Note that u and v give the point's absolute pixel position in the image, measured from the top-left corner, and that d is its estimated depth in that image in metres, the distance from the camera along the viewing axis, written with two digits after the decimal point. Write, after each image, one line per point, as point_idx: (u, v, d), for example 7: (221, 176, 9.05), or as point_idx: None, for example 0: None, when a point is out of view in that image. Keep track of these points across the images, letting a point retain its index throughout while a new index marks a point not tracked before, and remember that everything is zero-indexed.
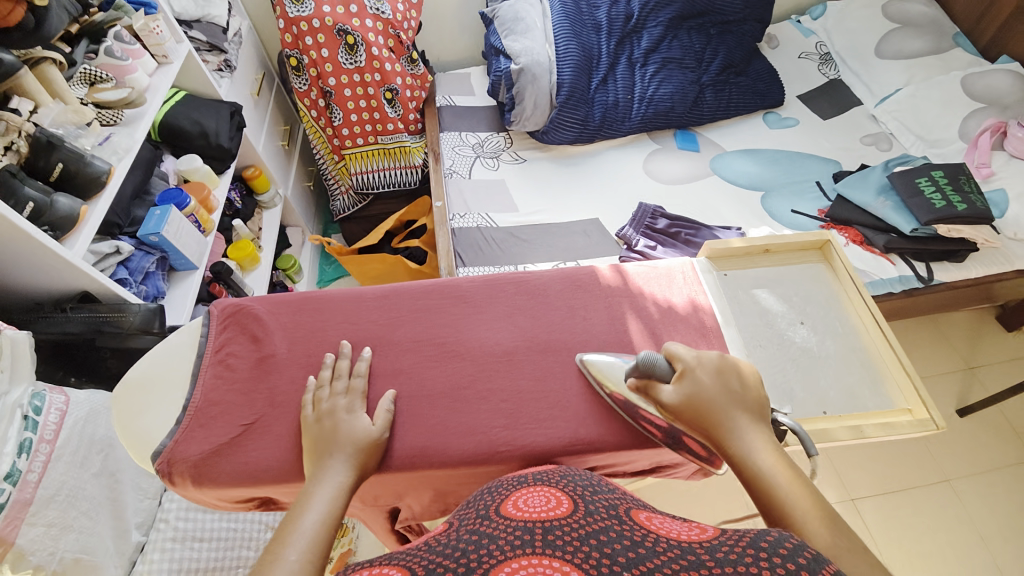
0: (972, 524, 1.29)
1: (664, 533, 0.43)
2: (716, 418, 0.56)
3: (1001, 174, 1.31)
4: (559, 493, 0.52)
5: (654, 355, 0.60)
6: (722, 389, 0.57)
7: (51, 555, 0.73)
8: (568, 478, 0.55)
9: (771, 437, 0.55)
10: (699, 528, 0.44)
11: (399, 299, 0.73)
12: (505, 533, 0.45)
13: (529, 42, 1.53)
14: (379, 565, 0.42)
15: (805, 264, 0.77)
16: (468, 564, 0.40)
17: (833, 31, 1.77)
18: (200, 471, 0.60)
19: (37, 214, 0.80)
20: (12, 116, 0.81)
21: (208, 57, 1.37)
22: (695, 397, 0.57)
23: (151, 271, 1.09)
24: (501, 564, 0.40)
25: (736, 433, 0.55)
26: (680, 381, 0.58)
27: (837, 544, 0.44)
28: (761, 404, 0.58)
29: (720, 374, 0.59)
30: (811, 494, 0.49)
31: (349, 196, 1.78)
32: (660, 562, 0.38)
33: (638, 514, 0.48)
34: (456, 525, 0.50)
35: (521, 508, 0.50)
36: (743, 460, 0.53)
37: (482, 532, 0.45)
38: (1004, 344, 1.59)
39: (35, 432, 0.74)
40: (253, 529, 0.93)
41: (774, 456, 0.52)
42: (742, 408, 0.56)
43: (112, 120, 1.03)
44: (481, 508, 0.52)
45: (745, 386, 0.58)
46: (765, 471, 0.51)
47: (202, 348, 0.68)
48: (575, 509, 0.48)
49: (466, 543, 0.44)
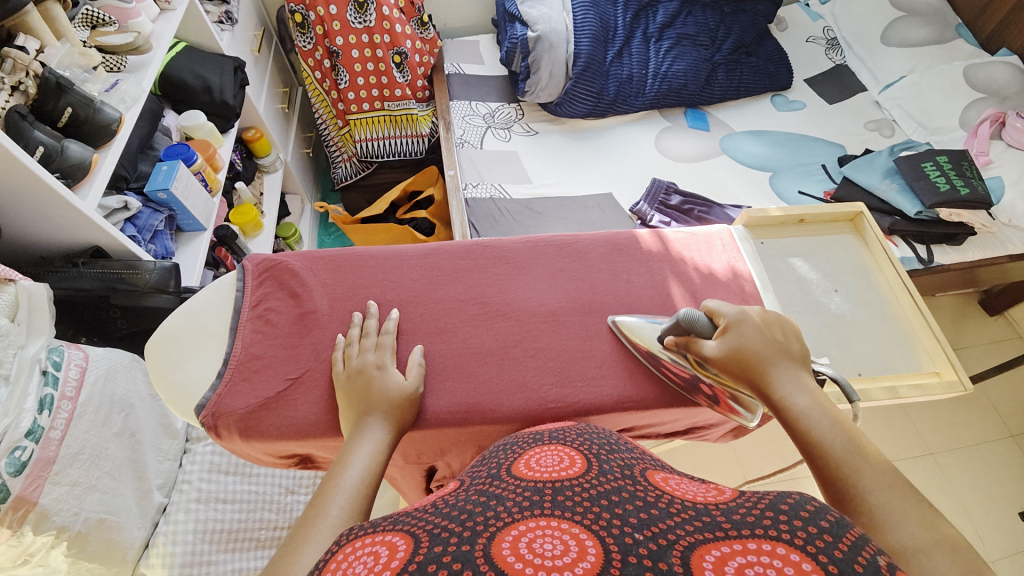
0: (954, 495, 1.37)
1: (680, 495, 0.38)
2: (761, 366, 0.57)
3: (998, 163, 1.35)
4: (572, 451, 0.47)
5: (695, 313, 0.60)
6: (767, 340, 0.58)
7: (75, 515, 0.74)
8: (584, 436, 0.51)
9: (813, 384, 0.57)
10: (717, 490, 0.40)
11: (440, 259, 0.73)
12: (512, 494, 0.39)
13: (546, 9, 1.50)
14: (380, 531, 0.36)
15: (837, 234, 0.87)
16: (471, 528, 0.34)
17: (841, 15, 1.77)
18: (248, 424, 0.60)
19: (48, 159, 0.75)
20: (19, 54, 0.74)
21: (209, 7, 1.29)
22: (741, 348, 0.57)
23: (160, 230, 1.04)
24: (505, 528, 0.34)
25: (781, 379, 0.56)
26: (725, 333, 0.59)
27: (881, 481, 0.47)
28: (802, 354, 0.59)
29: (765, 327, 0.60)
30: (853, 435, 0.51)
31: (352, 163, 1.71)
32: (673, 525, 0.34)
33: (654, 474, 0.43)
34: (466, 483, 0.44)
35: (533, 468, 0.44)
36: (786, 403, 0.54)
37: (489, 493, 0.39)
38: (985, 328, 1.68)
39: (56, 388, 0.72)
40: (275, 492, 1.03)
41: (818, 401, 0.54)
42: (786, 358, 0.58)
43: (117, 67, 0.96)
44: (492, 467, 0.46)
45: (788, 338, 0.60)
46: (810, 413, 0.53)
47: (239, 303, 0.68)
48: (589, 468, 0.43)
49: (469, 505, 0.37)
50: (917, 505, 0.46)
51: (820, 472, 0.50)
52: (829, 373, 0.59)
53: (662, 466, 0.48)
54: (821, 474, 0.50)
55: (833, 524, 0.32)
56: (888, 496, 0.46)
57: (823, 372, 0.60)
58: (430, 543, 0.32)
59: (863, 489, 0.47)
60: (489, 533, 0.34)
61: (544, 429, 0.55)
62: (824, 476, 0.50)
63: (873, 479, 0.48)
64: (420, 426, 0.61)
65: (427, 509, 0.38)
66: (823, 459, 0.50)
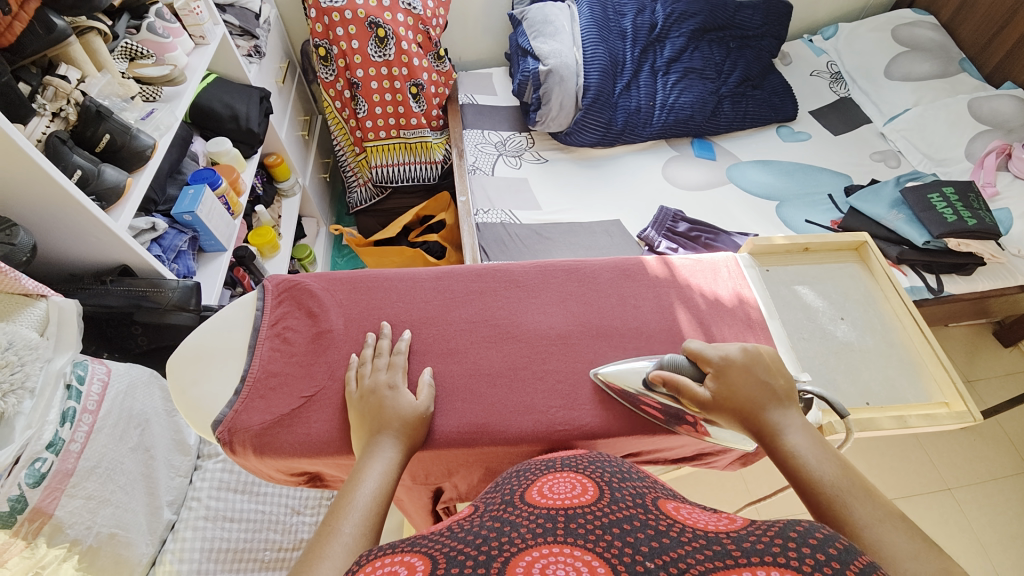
0: (973, 532, 1.32)
1: (691, 524, 0.38)
2: (753, 410, 0.57)
3: (1006, 194, 1.35)
4: (585, 479, 0.47)
5: (678, 358, 0.63)
6: (756, 384, 0.59)
7: (88, 528, 0.76)
8: (597, 463, 0.50)
9: (806, 422, 0.57)
10: (728, 518, 0.39)
11: (452, 282, 0.76)
12: (527, 520, 0.39)
13: (557, 45, 1.56)
14: (399, 551, 0.37)
15: (843, 262, 0.88)
16: (488, 551, 0.35)
17: (844, 51, 1.82)
18: (262, 441, 0.62)
19: (84, 182, 0.79)
20: (62, 83, 0.80)
21: (240, 41, 1.36)
22: (734, 393, 0.58)
23: (182, 250, 1.08)
24: (520, 553, 0.35)
25: (774, 420, 0.56)
26: (716, 378, 0.59)
27: (875, 516, 0.47)
28: (792, 393, 0.60)
29: (754, 369, 0.60)
30: (845, 470, 0.52)
31: (367, 188, 1.75)
32: (684, 553, 0.34)
33: (666, 503, 0.43)
34: (480, 509, 0.44)
35: (546, 495, 0.44)
36: (778, 443, 0.55)
37: (504, 518, 0.40)
38: (1000, 359, 1.65)
39: (78, 402, 0.75)
40: (281, 513, 1.03)
41: (811, 439, 0.55)
42: (776, 400, 0.58)
43: (153, 97, 1.02)
44: (505, 494, 0.46)
45: (776, 378, 0.60)
46: (800, 450, 0.54)
47: (258, 322, 0.70)
48: (601, 496, 0.42)
49: (484, 530, 0.38)
50: (912, 539, 0.45)
51: (816, 508, 0.50)
52: (818, 392, 0.62)
53: (673, 494, 0.47)
54: (816, 511, 0.50)
55: (840, 550, 0.33)
56: (883, 530, 0.46)
57: (810, 393, 0.62)
58: (446, 564, 0.33)
59: (856, 525, 0.47)
60: (505, 557, 0.34)
61: (556, 457, 0.55)
62: (818, 513, 0.50)
63: (867, 514, 0.47)
64: (430, 445, 0.62)
65: (444, 533, 0.39)
66: (816, 496, 0.50)
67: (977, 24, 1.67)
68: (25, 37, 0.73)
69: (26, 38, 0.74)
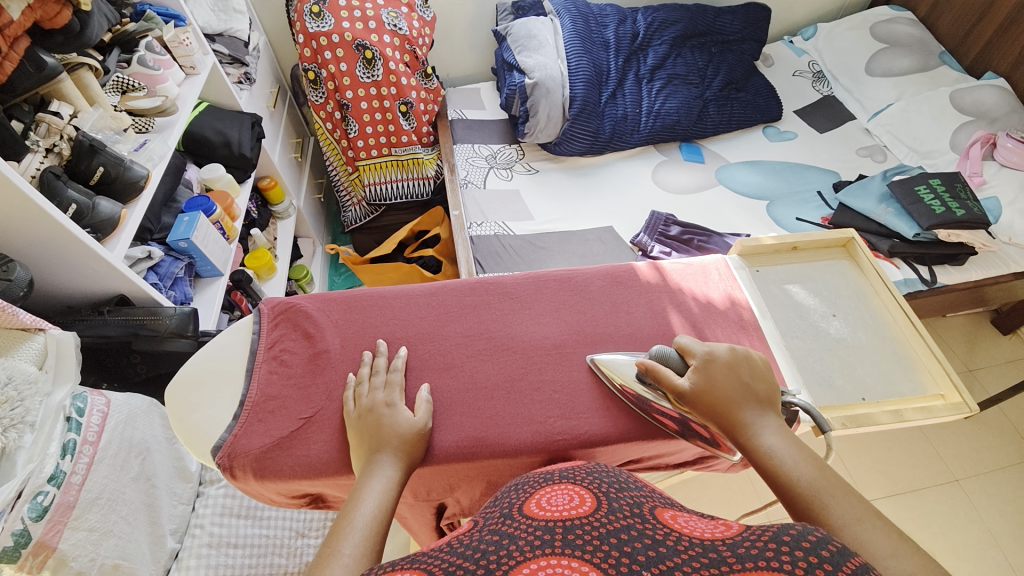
0: (982, 522, 1.32)
1: (688, 532, 0.38)
2: (730, 409, 0.57)
3: (993, 183, 1.37)
4: (582, 490, 0.47)
5: (666, 349, 0.64)
6: (736, 382, 0.59)
7: (92, 561, 0.75)
8: (595, 474, 0.51)
9: (782, 423, 0.57)
10: (725, 524, 0.40)
11: (445, 297, 0.76)
12: (525, 533, 0.39)
13: (542, 58, 1.58)
14: (399, 568, 0.37)
15: (832, 259, 0.90)
16: (486, 565, 0.35)
17: (825, 50, 1.86)
18: (262, 464, 0.62)
19: (79, 216, 0.80)
20: (54, 119, 0.81)
21: (230, 69, 1.38)
22: (712, 389, 0.59)
23: (179, 277, 1.09)
24: (518, 566, 0.35)
25: (751, 422, 0.57)
26: (698, 371, 0.60)
27: (853, 515, 0.47)
28: (771, 394, 0.60)
29: (736, 368, 0.60)
30: (823, 470, 0.52)
31: (361, 206, 1.77)
32: (680, 561, 0.34)
33: (663, 511, 0.43)
34: (480, 524, 0.44)
35: (544, 508, 0.44)
36: (755, 444, 0.55)
37: (503, 532, 0.40)
38: (1000, 347, 1.65)
39: (79, 433, 0.76)
40: (285, 536, 1.02)
41: (787, 440, 0.55)
42: (754, 401, 0.58)
43: (146, 128, 1.04)
44: (504, 508, 0.46)
45: (756, 379, 0.60)
46: (778, 451, 0.54)
47: (255, 345, 0.71)
48: (598, 506, 0.43)
49: (484, 544, 0.38)
50: (889, 536, 0.45)
51: (795, 509, 0.50)
52: (801, 404, 0.61)
53: (671, 503, 0.48)
54: (796, 512, 0.50)
55: (834, 553, 0.33)
56: (861, 529, 0.46)
57: (795, 403, 0.62)
58: None
59: (834, 524, 0.47)
60: (503, 571, 0.34)
61: (554, 469, 0.55)
62: (798, 514, 0.50)
63: (844, 513, 0.47)
64: (430, 461, 0.62)
65: (444, 549, 0.39)
66: (793, 497, 0.51)
67: (955, 17, 1.70)
68: (15, 75, 0.75)
69: (17, 76, 0.75)
